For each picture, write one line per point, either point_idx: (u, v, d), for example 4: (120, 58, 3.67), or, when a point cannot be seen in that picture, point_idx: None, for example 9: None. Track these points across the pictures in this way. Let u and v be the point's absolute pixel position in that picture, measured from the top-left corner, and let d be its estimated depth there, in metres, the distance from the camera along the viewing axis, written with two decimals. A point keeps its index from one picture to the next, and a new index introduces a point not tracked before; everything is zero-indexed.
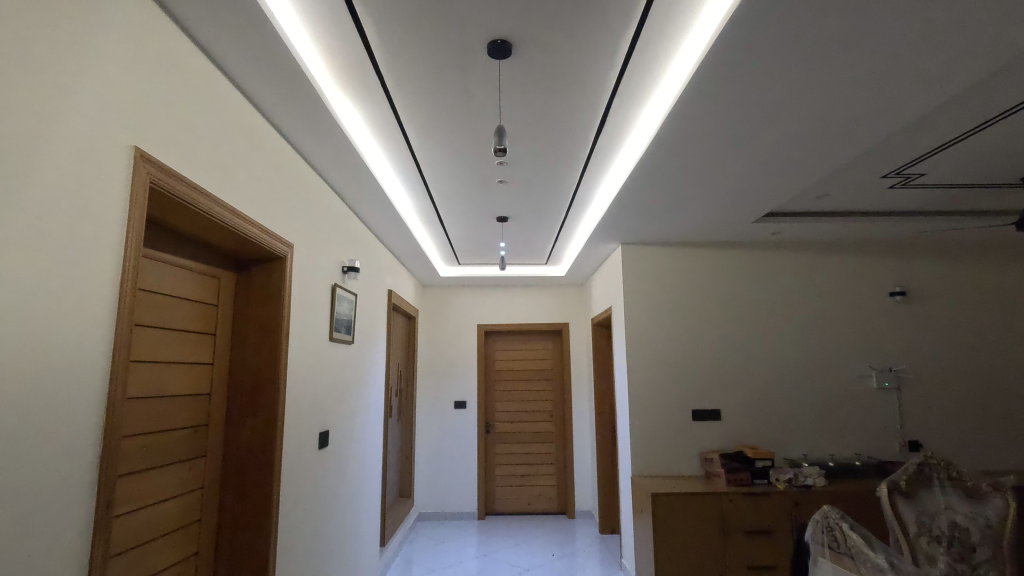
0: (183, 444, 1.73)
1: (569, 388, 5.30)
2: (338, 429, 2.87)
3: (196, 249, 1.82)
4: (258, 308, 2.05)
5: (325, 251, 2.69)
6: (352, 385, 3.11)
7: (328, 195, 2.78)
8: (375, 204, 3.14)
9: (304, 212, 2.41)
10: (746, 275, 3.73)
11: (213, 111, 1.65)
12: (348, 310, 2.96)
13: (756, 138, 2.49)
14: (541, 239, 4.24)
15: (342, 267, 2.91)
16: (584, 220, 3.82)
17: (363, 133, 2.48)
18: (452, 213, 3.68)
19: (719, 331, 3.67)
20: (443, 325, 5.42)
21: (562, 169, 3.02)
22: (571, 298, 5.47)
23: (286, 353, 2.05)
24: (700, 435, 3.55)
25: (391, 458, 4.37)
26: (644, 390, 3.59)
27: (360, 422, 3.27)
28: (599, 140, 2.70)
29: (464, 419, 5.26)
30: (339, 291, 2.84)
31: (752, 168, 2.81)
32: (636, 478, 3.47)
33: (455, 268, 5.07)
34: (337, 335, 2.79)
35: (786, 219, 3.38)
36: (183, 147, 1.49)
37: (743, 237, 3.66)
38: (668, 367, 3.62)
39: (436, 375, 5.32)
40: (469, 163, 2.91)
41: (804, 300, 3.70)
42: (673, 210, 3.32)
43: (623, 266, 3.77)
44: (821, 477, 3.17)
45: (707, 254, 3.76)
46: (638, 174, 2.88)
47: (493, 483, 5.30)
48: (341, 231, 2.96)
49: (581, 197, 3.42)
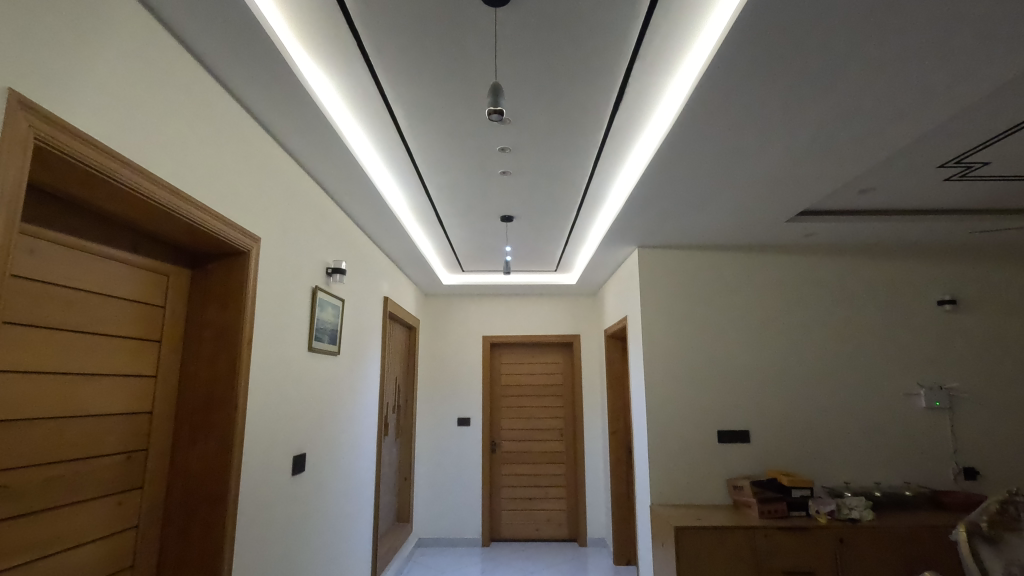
0: (107, 474, 1.43)
1: (579, 405, 4.95)
2: (320, 453, 2.53)
3: (133, 239, 1.53)
4: (214, 309, 1.74)
5: (305, 250, 2.38)
6: (339, 402, 2.78)
7: (310, 189, 2.49)
8: (366, 201, 2.85)
9: (276, 202, 2.12)
10: (775, 281, 3.38)
11: (145, 69, 1.37)
12: (331, 316, 2.63)
13: (794, 122, 2.17)
14: (549, 241, 3.92)
15: (327, 269, 2.60)
16: (597, 220, 3.50)
17: (346, 115, 2.20)
18: (451, 211, 3.38)
19: (746, 343, 3.32)
20: (446, 337, 5.11)
21: (572, 160, 2.72)
22: (582, 308, 5.15)
23: (247, 364, 1.74)
24: (727, 459, 3.18)
25: (387, 480, 4.02)
26: (663, 409, 3.24)
27: (349, 443, 2.93)
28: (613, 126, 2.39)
29: (467, 437, 4.92)
30: (323, 296, 2.53)
31: (788, 159, 2.48)
32: (655, 507, 3.11)
33: (458, 275, 4.77)
34: (319, 345, 2.47)
35: (822, 217, 3.04)
36: (93, 105, 1.20)
37: (773, 240, 3.32)
38: (690, 383, 3.27)
39: (438, 389, 5.01)
40: (468, 152, 2.61)
41: (842, 309, 3.34)
42: (696, 208, 3.00)
43: (639, 271, 3.44)
44: (868, 510, 2.76)
45: (731, 258, 3.43)
46: (657, 167, 2.57)
47: (499, 506, 4.93)
48: (326, 230, 2.66)
49: (593, 193, 3.11)
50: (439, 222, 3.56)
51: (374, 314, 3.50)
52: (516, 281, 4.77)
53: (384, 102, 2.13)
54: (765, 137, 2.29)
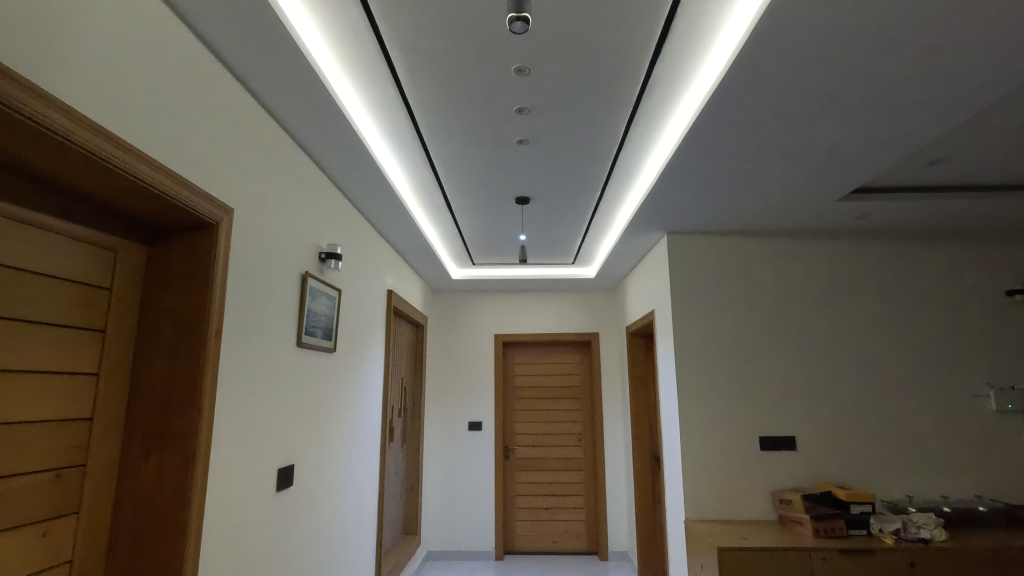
0: (30, 499, 1.13)
1: (599, 408, 4.62)
2: (316, 465, 2.22)
3: (68, 204, 1.24)
4: (174, 293, 1.44)
5: (294, 231, 2.07)
6: (337, 406, 2.47)
7: (302, 164, 2.18)
8: (367, 184, 2.54)
9: (257, 174, 1.81)
10: (822, 270, 3.04)
11: None
12: (325, 309, 2.27)
13: (867, 80, 1.83)
14: (568, 231, 3.60)
15: (319, 253, 2.24)
16: (621, 207, 3.17)
17: (342, 77, 1.90)
18: (463, 200, 3.06)
19: (790, 339, 2.97)
20: (456, 336, 4.80)
21: (597, 135, 2.37)
22: (600, 305, 4.82)
23: (215, 359, 1.44)
24: (771, 469, 2.83)
25: (392, 489, 3.69)
26: (698, 413, 2.90)
27: (350, 450, 2.62)
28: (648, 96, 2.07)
29: (479, 442, 4.61)
30: (314, 283, 2.17)
31: (852, 128, 2.14)
32: (690, 522, 2.77)
33: (468, 269, 4.46)
34: (311, 340, 2.13)
35: (879, 196, 2.69)
36: None
37: (820, 224, 2.97)
38: (727, 385, 2.93)
39: (448, 391, 4.70)
40: (483, 128, 2.29)
41: (898, 301, 2.98)
42: (736, 188, 2.65)
43: (669, 260, 3.11)
44: (940, 528, 2.42)
45: (772, 244, 3.08)
46: (697, 140, 2.23)
47: (513, 516, 4.60)
48: (322, 211, 2.34)
49: (620, 177, 2.77)
50: (448, 211, 3.23)
51: (379, 309, 3.19)
52: (531, 274, 4.45)
53: (385, 58, 1.82)
54: (832, 100, 1.95)
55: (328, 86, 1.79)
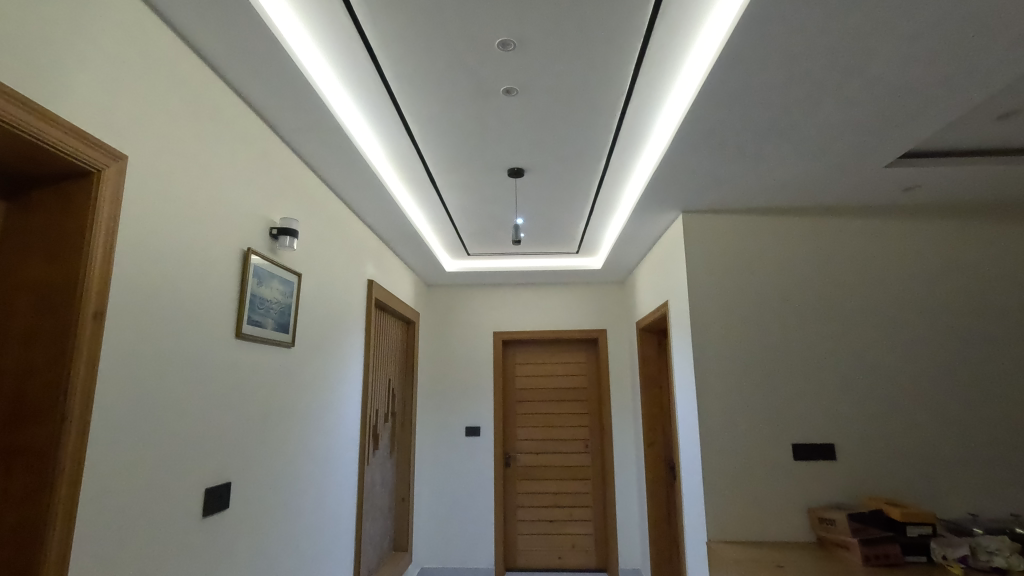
0: None
1: (608, 411, 4.25)
2: (271, 481, 1.86)
3: None
4: (38, 262, 1.10)
5: (240, 200, 1.72)
6: (302, 410, 2.11)
7: (254, 123, 1.82)
8: (334, 158, 2.19)
9: (186, 123, 1.46)
10: (861, 253, 2.65)
11: None
12: (277, 295, 1.89)
13: (952, 3, 1.44)
14: (570, 214, 3.23)
15: (269, 229, 1.85)
16: (630, 183, 2.80)
17: (289, 18, 1.55)
18: (450, 178, 2.70)
19: (827, 332, 2.58)
20: (451, 334, 4.44)
21: (600, 91, 1.98)
22: (608, 299, 4.45)
23: (96, 321, 1.10)
24: (808, 482, 2.44)
25: (377, 503, 3.33)
26: (722, 418, 2.52)
27: (319, 462, 2.26)
28: (660, 37, 1.70)
29: (477, 449, 4.24)
30: (260, 263, 1.78)
31: (919, 74, 1.75)
32: (714, 544, 2.39)
33: (463, 261, 4.11)
34: (258, 331, 1.77)
35: (933, 163, 2.30)
36: None
37: (860, 198, 2.58)
38: (757, 385, 2.55)
39: (443, 394, 4.34)
40: (467, 88, 1.93)
41: (952, 288, 2.59)
42: (768, 154, 2.27)
43: (685, 242, 2.73)
44: (1018, 557, 1.94)
45: (803, 224, 2.70)
46: (727, 92, 1.84)
47: (514, 530, 4.22)
48: (281, 181, 1.99)
49: (627, 146, 2.40)
50: (435, 191, 2.87)
51: (358, 301, 2.84)
52: (531, 266, 4.08)
53: None
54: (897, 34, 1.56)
55: (270, 27, 1.44)
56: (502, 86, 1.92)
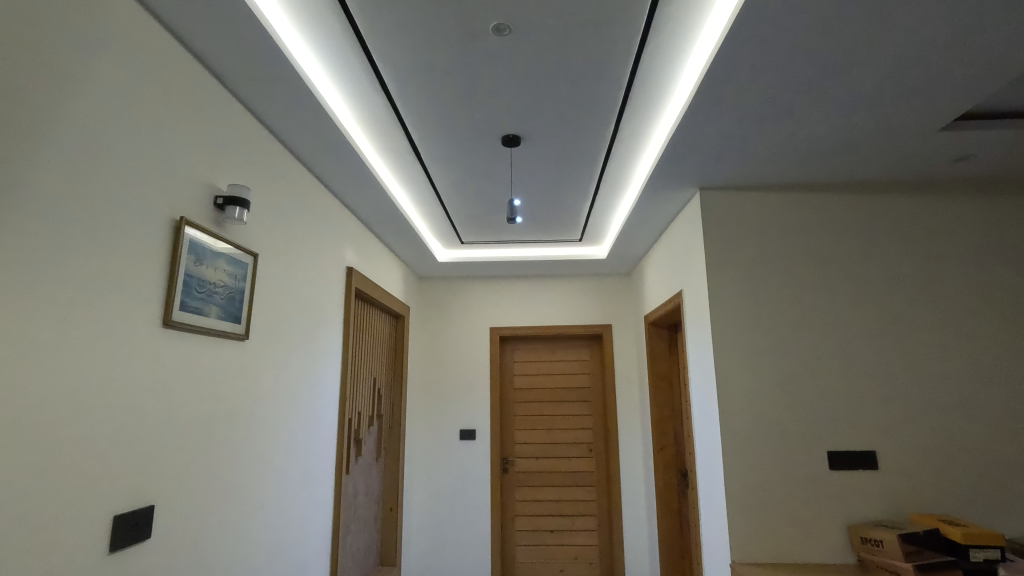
0: None
1: (613, 413, 3.94)
2: (220, 500, 1.56)
3: None
4: None
5: (172, 160, 1.40)
6: (261, 414, 1.80)
7: (194, 71, 1.51)
8: (300, 124, 1.88)
9: (89, 58, 1.15)
10: (901, 236, 2.35)
11: None
12: (223, 279, 1.57)
13: None
14: (573, 197, 2.92)
15: (213, 198, 1.54)
16: (641, 158, 2.48)
17: None
18: (438, 154, 2.39)
19: (864, 325, 2.28)
20: (444, 330, 4.14)
21: (609, 36, 1.66)
22: (612, 293, 4.15)
23: None
24: (846, 496, 2.14)
25: (361, 515, 3.03)
26: (747, 422, 2.21)
27: (286, 473, 1.96)
28: None
29: (473, 454, 3.94)
30: (198, 237, 1.46)
31: (1001, 10, 1.44)
32: (739, 567, 2.08)
33: (456, 251, 3.80)
34: (197, 320, 1.46)
35: (994, 129, 1.99)
36: None
37: (901, 173, 2.28)
38: (786, 386, 2.24)
39: (436, 395, 4.04)
40: (452, 33, 1.62)
41: (1004, 275, 2.29)
42: (806, 120, 1.95)
43: (703, 224, 2.41)
44: None
45: (835, 203, 2.39)
46: (764, 35, 1.53)
47: (512, 541, 3.91)
48: (232, 144, 1.68)
49: (638, 111, 2.09)
50: (423, 171, 2.56)
51: (336, 291, 2.53)
52: (530, 256, 3.78)
53: None
54: None
55: None
56: (494, 27, 1.59)
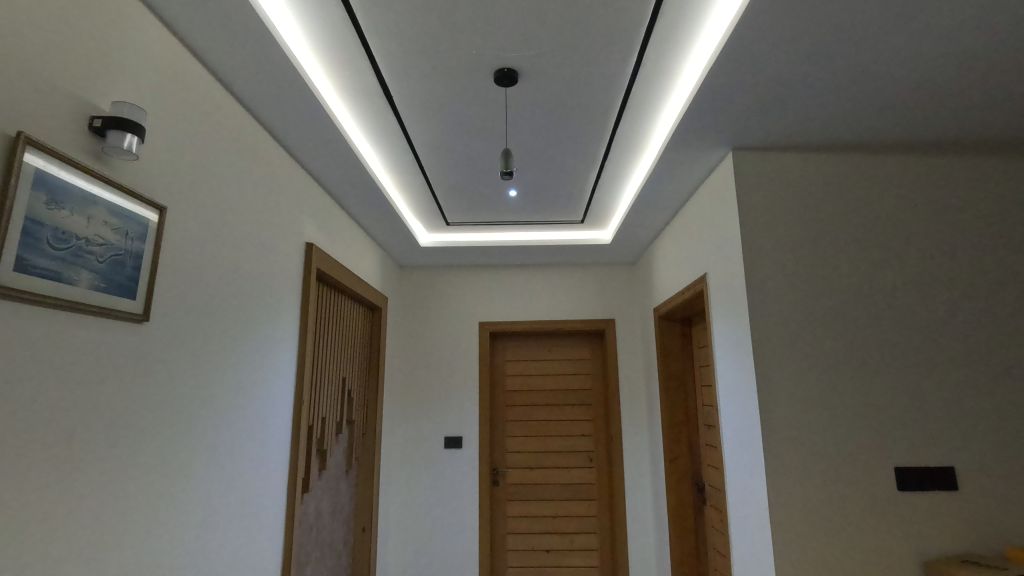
0: None
1: (617, 419, 3.52)
2: (96, 551, 1.12)
3: None
4: None
5: (12, 58, 0.95)
6: (172, 427, 1.36)
7: None
8: (231, 45, 1.44)
9: None
10: (970, 209, 1.97)
11: None
12: (102, 235, 1.12)
13: None
14: (577, 169, 2.49)
15: (90, 120, 1.09)
16: (660, 119, 2.05)
17: None
18: (418, 111, 1.96)
19: (930, 315, 1.89)
20: (428, 324, 3.69)
21: None
22: (616, 284, 3.73)
23: None
24: (914, 524, 1.75)
25: (327, 540, 2.57)
26: (794, 433, 1.80)
27: (209, 500, 1.52)
28: None
29: (459, 464, 3.49)
30: (56, 167, 1.01)
31: None
32: None
33: (441, 234, 3.36)
34: (54, 289, 1.01)
35: None
36: None
37: (975, 130, 1.90)
38: (840, 387, 1.83)
39: (419, 397, 3.59)
40: None
41: None
42: (880, 62, 1.55)
43: (738, 192, 1.99)
44: None
45: (893, 170, 2.00)
46: None
47: (503, 563, 3.47)
48: (131, 62, 1.23)
49: (662, 52, 1.65)
50: (404, 136, 2.13)
51: (292, 270, 2.08)
52: (526, 239, 3.35)
53: None
54: None
55: None
56: None
